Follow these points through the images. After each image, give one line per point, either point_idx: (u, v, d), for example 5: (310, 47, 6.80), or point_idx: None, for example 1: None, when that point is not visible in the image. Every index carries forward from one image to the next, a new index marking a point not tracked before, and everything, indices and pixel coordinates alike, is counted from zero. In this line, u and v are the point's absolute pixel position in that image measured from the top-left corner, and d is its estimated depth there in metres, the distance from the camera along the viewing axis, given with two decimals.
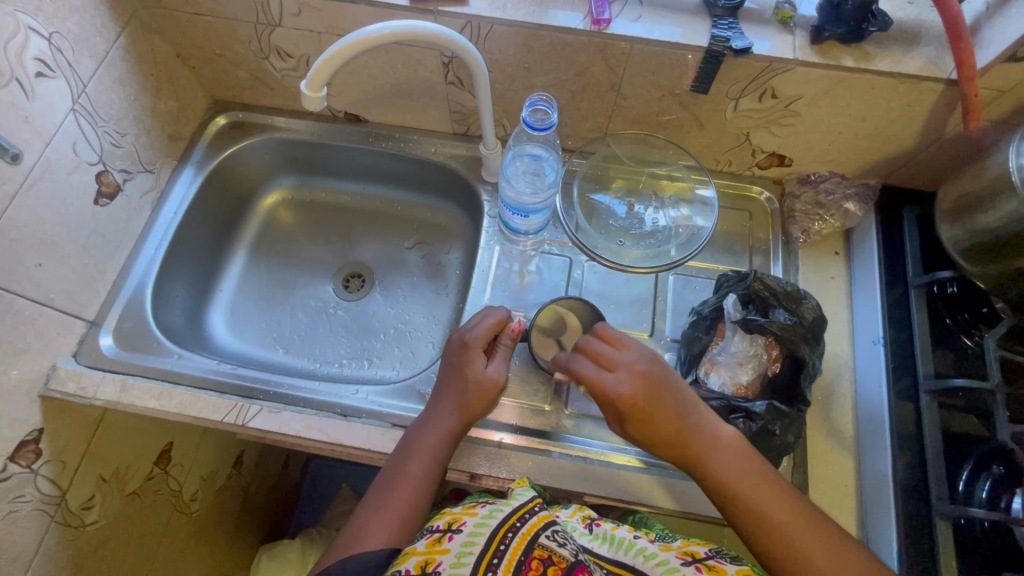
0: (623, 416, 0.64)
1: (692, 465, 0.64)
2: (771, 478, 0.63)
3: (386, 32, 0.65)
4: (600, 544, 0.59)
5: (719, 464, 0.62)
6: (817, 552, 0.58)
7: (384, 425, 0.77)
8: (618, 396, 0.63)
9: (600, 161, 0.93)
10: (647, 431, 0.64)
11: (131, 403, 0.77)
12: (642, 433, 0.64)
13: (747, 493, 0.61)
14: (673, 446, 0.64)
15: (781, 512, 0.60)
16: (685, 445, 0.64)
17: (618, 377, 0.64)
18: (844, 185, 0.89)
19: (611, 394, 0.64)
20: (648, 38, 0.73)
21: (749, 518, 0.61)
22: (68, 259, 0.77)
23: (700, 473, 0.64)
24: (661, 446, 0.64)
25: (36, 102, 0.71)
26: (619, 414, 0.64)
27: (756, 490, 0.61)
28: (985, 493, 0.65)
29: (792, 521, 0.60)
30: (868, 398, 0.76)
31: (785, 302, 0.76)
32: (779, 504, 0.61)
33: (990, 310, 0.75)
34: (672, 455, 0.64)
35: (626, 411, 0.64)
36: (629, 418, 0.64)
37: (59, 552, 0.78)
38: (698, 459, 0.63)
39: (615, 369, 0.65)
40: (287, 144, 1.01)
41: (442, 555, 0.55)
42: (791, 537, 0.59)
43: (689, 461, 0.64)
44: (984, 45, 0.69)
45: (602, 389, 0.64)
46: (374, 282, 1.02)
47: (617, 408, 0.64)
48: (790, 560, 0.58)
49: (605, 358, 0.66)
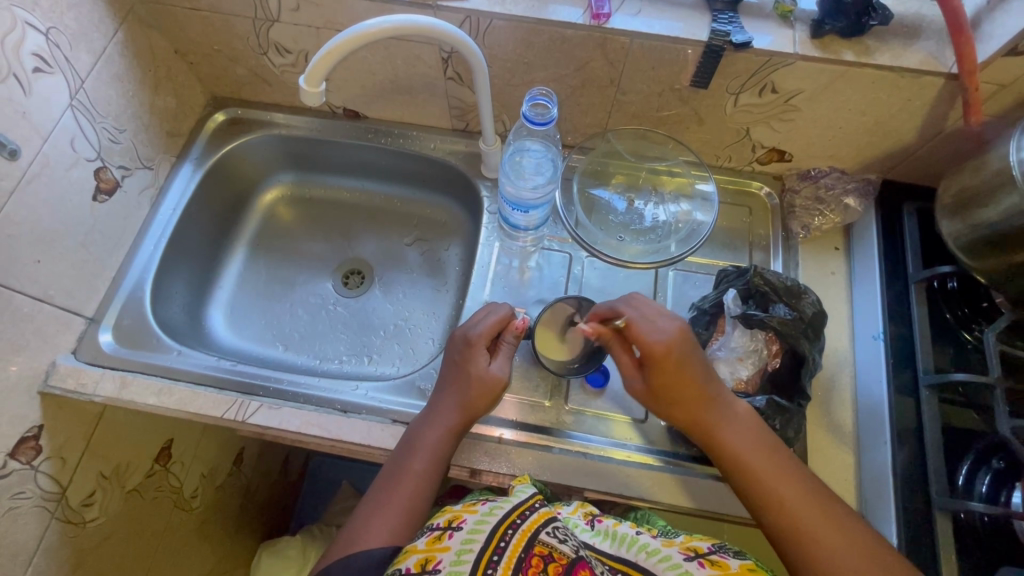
0: (651, 365, 0.64)
1: (703, 434, 0.64)
2: (778, 456, 0.63)
3: (387, 26, 0.65)
4: (601, 541, 0.59)
5: (730, 435, 0.63)
6: (824, 533, 0.58)
7: (384, 421, 0.77)
8: (657, 345, 0.64)
9: (600, 156, 0.93)
10: (675, 383, 0.64)
11: (131, 400, 0.77)
12: (668, 384, 0.64)
13: (755, 470, 0.62)
14: (694, 405, 0.64)
15: (791, 493, 0.60)
16: (704, 408, 0.64)
17: (660, 327, 0.65)
18: (844, 180, 0.88)
19: (652, 339, 0.64)
20: (649, 32, 0.73)
21: (758, 495, 0.61)
22: (65, 257, 0.77)
23: (710, 443, 0.64)
24: (677, 406, 0.65)
25: (32, 97, 0.71)
26: (651, 361, 0.64)
27: (763, 466, 0.62)
28: (985, 488, 0.66)
29: (801, 499, 0.60)
30: (868, 392, 0.76)
31: (786, 297, 0.75)
32: (787, 481, 0.61)
33: (990, 305, 0.75)
34: (685, 418, 0.65)
35: (660, 360, 0.64)
36: (660, 366, 0.64)
37: (60, 549, 0.78)
38: (710, 428, 0.64)
39: (658, 321, 0.66)
40: (287, 140, 1.00)
41: (442, 553, 0.55)
42: (798, 515, 0.59)
43: (700, 428, 0.64)
44: (985, 39, 0.68)
45: (640, 336, 0.65)
46: (374, 279, 1.02)
47: (652, 357, 0.64)
48: (800, 542, 0.58)
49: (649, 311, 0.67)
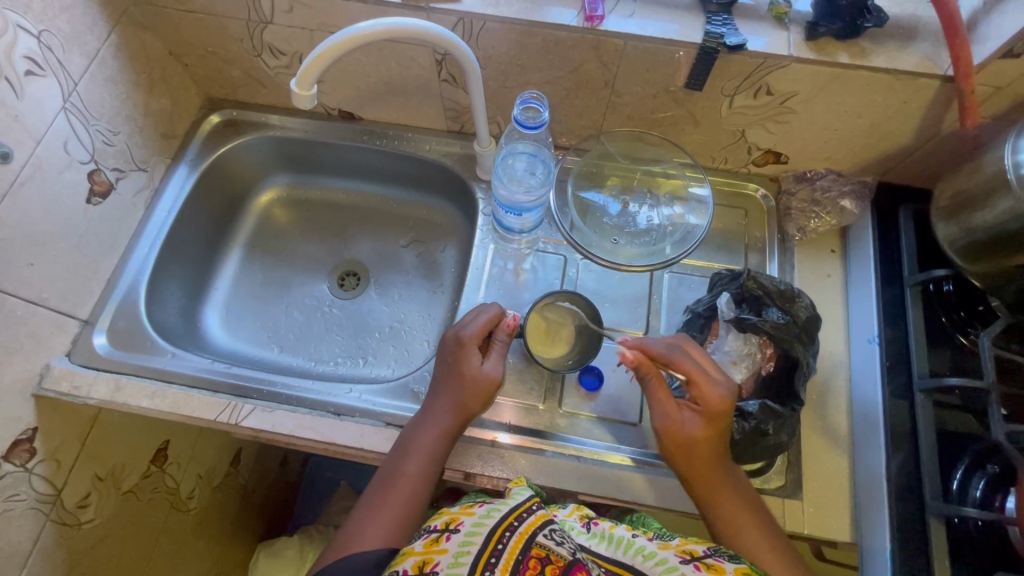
0: (705, 415, 0.65)
1: (699, 476, 0.65)
2: (764, 514, 0.65)
3: (377, 29, 0.65)
4: (597, 543, 0.58)
5: (726, 486, 0.65)
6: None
7: (377, 425, 0.76)
8: (721, 399, 0.65)
9: (595, 158, 0.93)
10: (712, 437, 0.65)
11: (125, 402, 0.77)
12: (709, 437, 0.65)
13: (738, 521, 0.63)
14: (710, 462, 0.65)
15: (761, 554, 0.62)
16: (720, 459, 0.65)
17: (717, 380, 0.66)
18: (840, 182, 0.88)
19: (718, 394, 0.65)
20: (641, 34, 0.73)
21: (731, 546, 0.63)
22: (59, 259, 0.77)
23: (703, 489, 0.65)
24: (702, 456, 0.65)
25: (25, 100, 0.71)
26: (708, 412, 0.65)
27: (741, 523, 0.63)
28: (979, 493, 0.65)
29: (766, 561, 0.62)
30: (863, 396, 0.76)
31: (778, 300, 0.75)
32: (763, 536, 0.63)
33: (986, 308, 0.74)
34: (691, 464, 0.65)
35: (721, 412, 0.65)
36: (712, 420, 0.65)
37: (55, 551, 0.78)
38: (711, 483, 0.65)
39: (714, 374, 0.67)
40: (281, 141, 1.00)
41: (439, 555, 0.54)
42: (769, 572, 0.61)
43: (699, 475, 0.65)
44: (981, 41, 0.68)
45: (708, 387, 0.65)
46: (369, 281, 1.01)
47: (712, 410, 0.65)
48: None
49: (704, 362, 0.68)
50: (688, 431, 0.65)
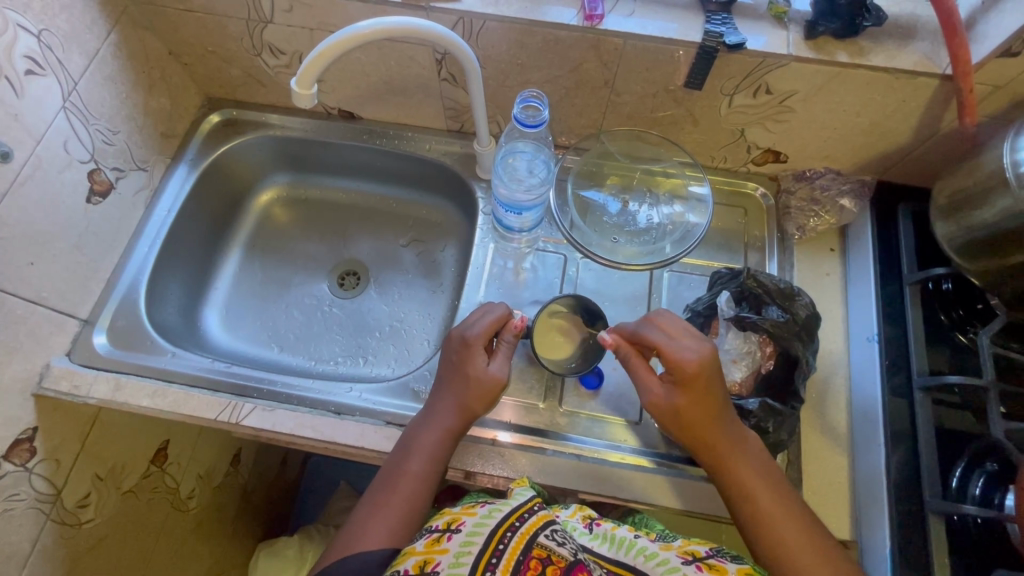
0: (678, 384, 0.64)
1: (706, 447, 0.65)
2: (779, 476, 0.65)
3: (378, 28, 0.65)
4: (600, 544, 0.58)
5: (737, 453, 0.64)
6: (801, 554, 0.59)
7: (378, 423, 0.77)
8: (689, 363, 0.63)
9: (594, 157, 0.93)
10: (692, 405, 0.64)
11: (125, 401, 0.77)
12: (688, 405, 0.64)
13: (754, 487, 0.63)
14: (705, 431, 0.64)
15: (779, 520, 0.61)
16: (720, 424, 0.64)
17: (687, 346, 0.65)
18: (839, 181, 0.88)
19: (680, 359, 0.64)
20: (641, 33, 0.73)
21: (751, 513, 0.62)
22: (60, 258, 0.77)
23: (714, 459, 0.64)
24: (694, 425, 0.64)
25: (25, 99, 0.71)
26: (678, 381, 0.64)
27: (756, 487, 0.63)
28: (979, 490, 0.66)
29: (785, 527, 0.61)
30: (863, 395, 0.76)
31: (778, 298, 0.75)
32: (779, 501, 0.63)
33: (985, 306, 0.75)
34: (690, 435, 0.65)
35: (690, 377, 0.63)
36: (686, 387, 0.64)
37: (55, 551, 0.78)
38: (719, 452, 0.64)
39: (682, 340, 0.66)
40: (281, 141, 1.00)
41: (440, 555, 0.54)
42: (789, 538, 0.60)
43: (702, 444, 0.65)
44: (979, 40, 0.68)
45: (670, 354, 0.64)
46: (369, 280, 1.02)
47: (683, 376, 0.63)
48: (775, 556, 0.60)
49: (673, 329, 0.67)
50: (670, 402, 0.65)
